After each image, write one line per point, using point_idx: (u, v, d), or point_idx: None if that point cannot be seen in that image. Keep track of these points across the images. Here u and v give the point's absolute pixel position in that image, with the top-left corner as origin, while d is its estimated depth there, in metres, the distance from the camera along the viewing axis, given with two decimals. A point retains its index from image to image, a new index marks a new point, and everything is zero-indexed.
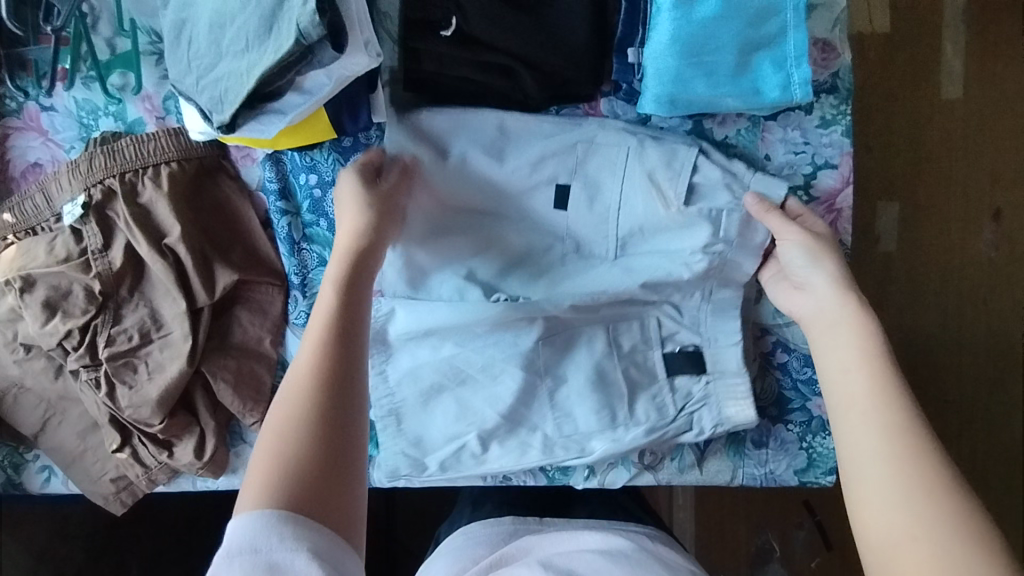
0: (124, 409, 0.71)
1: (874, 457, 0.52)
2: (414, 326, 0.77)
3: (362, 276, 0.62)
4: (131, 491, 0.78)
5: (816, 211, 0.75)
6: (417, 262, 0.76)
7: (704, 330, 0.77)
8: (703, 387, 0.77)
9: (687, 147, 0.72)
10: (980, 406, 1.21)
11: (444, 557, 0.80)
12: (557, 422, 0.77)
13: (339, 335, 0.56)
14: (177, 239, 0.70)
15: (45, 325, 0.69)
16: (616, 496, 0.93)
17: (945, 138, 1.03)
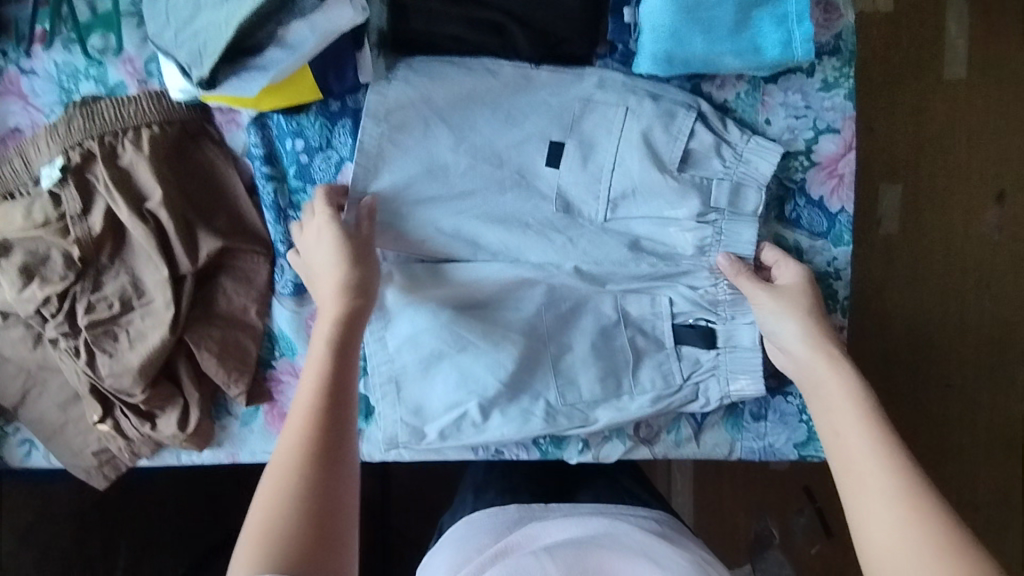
0: (105, 378, 0.69)
1: (888, 524, 0.52)
2: (415, 289, 0.75)
3: (351, 335, 0.60)
4: (114, 465, 0.77)
5: (816, 177, 0.72)
6: (405, 226, 0.74)
7: (722, 309, 0.74)
8: (712, 359, 0.75)
9: (686, 110, 0.69)
10: (983, 394, 1.18)
11: (447, 552, 0.78)
12: (559, 390, 0.76)
13: (330, 403, 0.55)
14: (159, 204, 0.68)
15: (22, 290, 0.67)
16: (618, 481, 0.91)
17: (952, 116, 1.08)
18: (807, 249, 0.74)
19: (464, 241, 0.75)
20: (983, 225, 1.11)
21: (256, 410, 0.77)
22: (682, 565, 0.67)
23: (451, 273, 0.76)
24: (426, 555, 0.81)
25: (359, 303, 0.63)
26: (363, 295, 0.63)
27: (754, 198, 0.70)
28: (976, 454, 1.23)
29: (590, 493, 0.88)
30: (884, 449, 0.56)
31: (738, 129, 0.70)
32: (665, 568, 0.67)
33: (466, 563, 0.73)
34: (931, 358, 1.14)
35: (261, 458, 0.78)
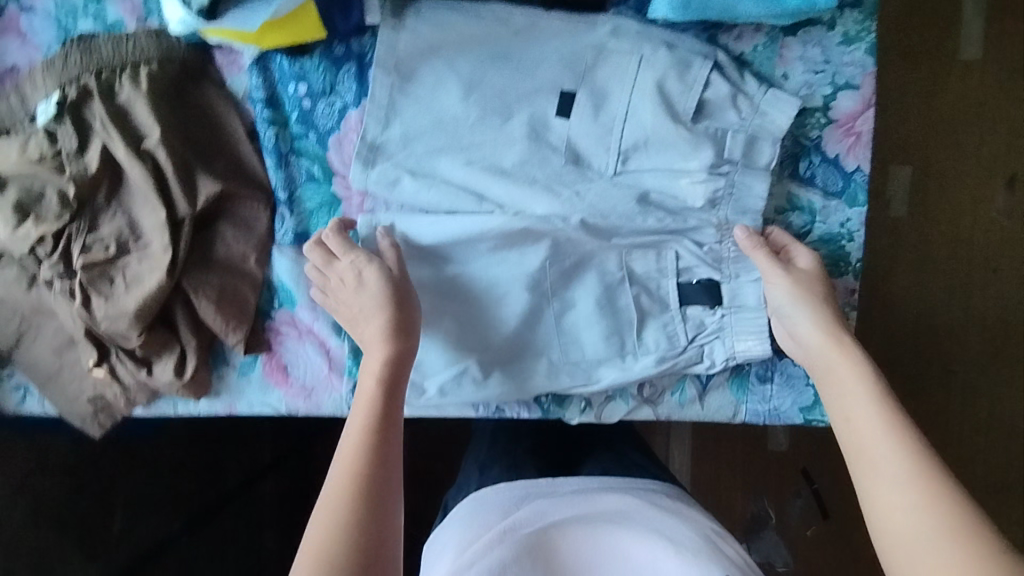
0: (100, 322, 0.68)
1: (905, 513, 0.52)
2: (415, 242, 0.73)
3: (400, 378, 0.62)
4: (110, 413, 0.75)
5: (832, 135, 0.70)
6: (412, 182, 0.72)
7: (726, 266, 0.73)
8: (716, 320, 0.73)
9: (703, 60, 0.68)
10: (978, 371, 1.22)
11: (455, 532, 0.74)
12: (563, 348, 0.75)
13: (377, 447, 0.57)
14: (157, 143, 0.66)
15: (17, 229, 0.65)
16: (625, 454, 0.89)
17: (962, 102, 1.15)
18: (819, 210, 0.72)
19: (469, 195, 0.73)
20: (993, 210, 1.16)
21: (254, 360, 0.76)
22: (695, 540, 0.66)
23: (450, 230, 0.72)
24: (429, 538, 0.78)
25: (407, 343, 0.64)
26: (408, 331, 0.65)
27: (768, 151, 0.69)
28: (970, 434, 1.24)
29: (595, 464, 0.87)
30: (897, 433, 0.55)
31: (755, 81, 0.69)
32: (678, 544, 0.66)
33: (474, 540, 0.70)
34: (931, 335, 1.20)
35: (258, 410, 0.77)
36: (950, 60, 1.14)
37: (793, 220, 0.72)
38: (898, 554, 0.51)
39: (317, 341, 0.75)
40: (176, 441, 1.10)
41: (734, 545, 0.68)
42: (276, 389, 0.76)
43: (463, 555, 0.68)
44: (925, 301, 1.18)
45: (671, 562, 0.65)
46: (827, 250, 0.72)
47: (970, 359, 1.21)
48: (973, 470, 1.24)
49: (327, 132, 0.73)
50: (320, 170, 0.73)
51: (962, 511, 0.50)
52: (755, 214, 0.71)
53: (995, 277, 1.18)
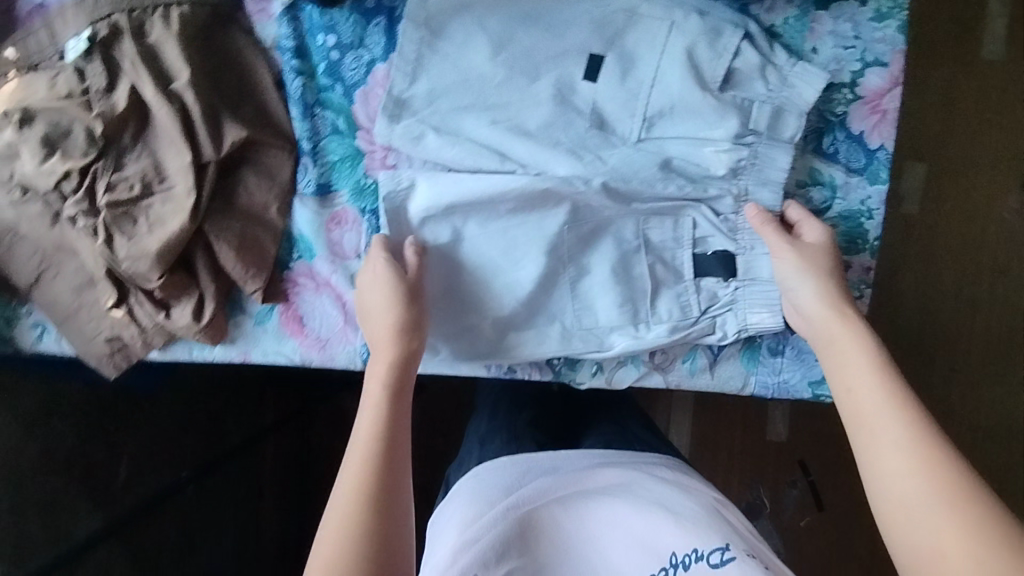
0: (122, 261, 0.68)
1: (902, 478, 0.52)
2: (435, 200, 0.72)
3: (405, 380, 0.64)
4: (126, 355, 0.76)
5: (858, 112, 0.70)
6: (435, 137, 0.72)
7: (741, 237, 0.73)
8: (730, 292, 0.74)
9: (733, 29, 0.68)
10: (982, 370, 1.22)
11: (458, 506, 0.71)
12: (577, 313, 0.75)
13: (386, 447, 0.59)
14: (186, 85, 0.67)
15: (43, 163, 0.65)
16: (627, 428, 0.90)
17: (983, 100, 1.16)
18: (841, 185, 0.72)
19: (491, 154, 0.72)
20: (1005, 211, 1.18)
21: (270, 310, 0.77)
22: (695, 509, 0.64)
23: (470, 190, 0.71)
24: (432, 517, 0.74)
25: (413, 343, 0.67)
26: (416, 330, 0.67)
27: (793, 124, 0.69)
28: (971, 433, 1.24)
29: (598, 437, 0.87)
30: (896, 400, 0.56)
31: (785, 53, 0.69)
32: (678, 514, 0.64)
33: (479, 518, 0.66)
34: (935, 331, 1.21)
35: (272, 359, 0.77)
36: (971, 58, 1.16)
37: (814, 195, 0.72)
38: (895, 520, 0.51)
39: (334, 294, 0.76)
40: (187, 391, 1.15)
41: (738, 517, 0.67)
42: (291, 339, 0.77)
43: (466, 532, 0.64)
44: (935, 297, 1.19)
45: (672, 536, 0.62)
46: (846, 227, 0.72)
47: (975, 358, 1.22)
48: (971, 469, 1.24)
49: (354, 85, 0.73)
50: (344, 123, 0.74)
51: (960, 479, 0.50)
52: (776, 186, 0.71)
53: (1003, 278, 1.20)
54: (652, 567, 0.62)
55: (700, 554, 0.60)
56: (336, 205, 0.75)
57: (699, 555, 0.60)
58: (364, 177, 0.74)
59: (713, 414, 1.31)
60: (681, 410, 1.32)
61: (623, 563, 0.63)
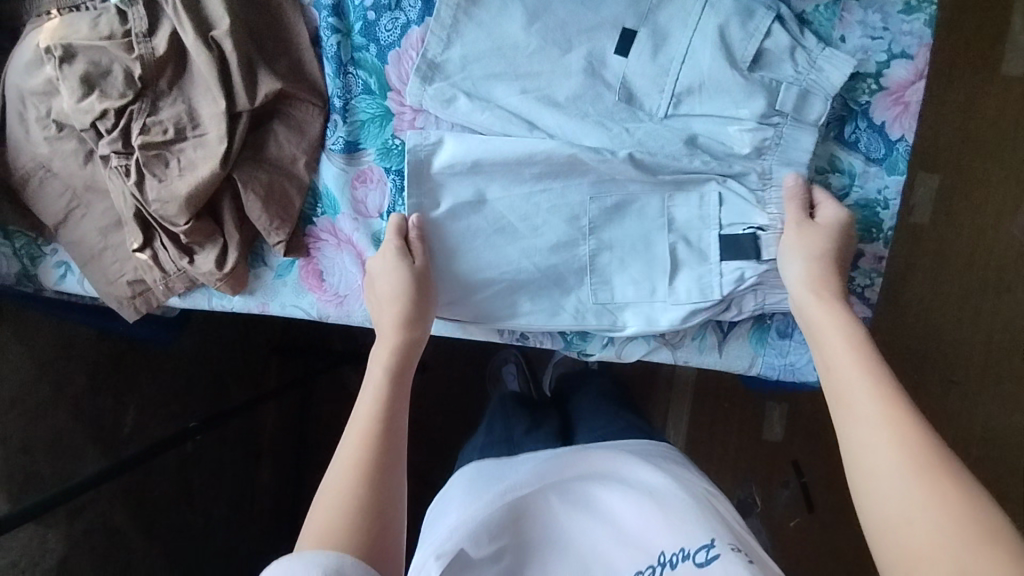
0: (152, 203, 0.69)
1: (881, 449, 0.52)
2: (461, 157, 0.73)
3: (406, 369, 0.67)
4: (146, 299, 0.77)
5: (881, 103, 0.71)
6: (464, 99, 0.73)
7: (771, 210, 0.71)
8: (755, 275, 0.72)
9: (766, 10, 0.69)
10: (980, 383, 1.23)
11: (458, 496, 0.69)
12: (593, 289, 0.76)
13: (384, 428, 0.61)
14: (224, 33, 0.67)
15: (81, 101, 0.67)
16: (620, 417, 0.87)
17: (999, 114, 1.17)
18: (860, 173, 0.73)
19: (520, 122, 0.73)
20: (1014, 227, 1.19)
21: (291, 264, 0.78)
22: (684, 500, 0.62)
23: (497, 154, 0.72)
24: (431, 505, 0.74)
25: (415, 334, 0.69)
26: (421, 321, 0.70)
27: (819, 106, 0.69)
28: (963, 444, 1.25)
29: (594, 430, 0.86)
30: (874, 375, 0.57)
31: (815, 38, 0.70)
32: (665, 506, 0.62)
33: (475, 501, 0.66)
34: (935, 339, 1.22)
35: (290, 312, 0.79)
36: (989, 71, 1.17)
37: (832, 181, 0.73)
38: (866, 487, 0.52)
39: (354, 252, 0.77)
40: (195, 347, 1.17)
41: (728, 509, 0.64)
42: (310, 294, 0.78)
43: (464, 512, 0.64)
44: (937, 305, 1.21)
45: (664, 535, 0.61)
46: (862, 215, 0.73)
47: (974, 369, 1.23)
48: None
49: (388, 46, 0.74)
50: (376, 84, 0.75)
51: (929, 447, 0.51)
52: (800, 166, 0.71)
53: (1008, 293, 1.20)
54: (642, 563, 0.61)
55: (687, 553, 0.58)
56: (362, 163, 0.76)
57: (685, 555, 0.59)
58: (392, 137, 0.76)
59: (710, 408, 1.33)
60: (678, 402, 1.34)
61: (614, 556, 0.63)
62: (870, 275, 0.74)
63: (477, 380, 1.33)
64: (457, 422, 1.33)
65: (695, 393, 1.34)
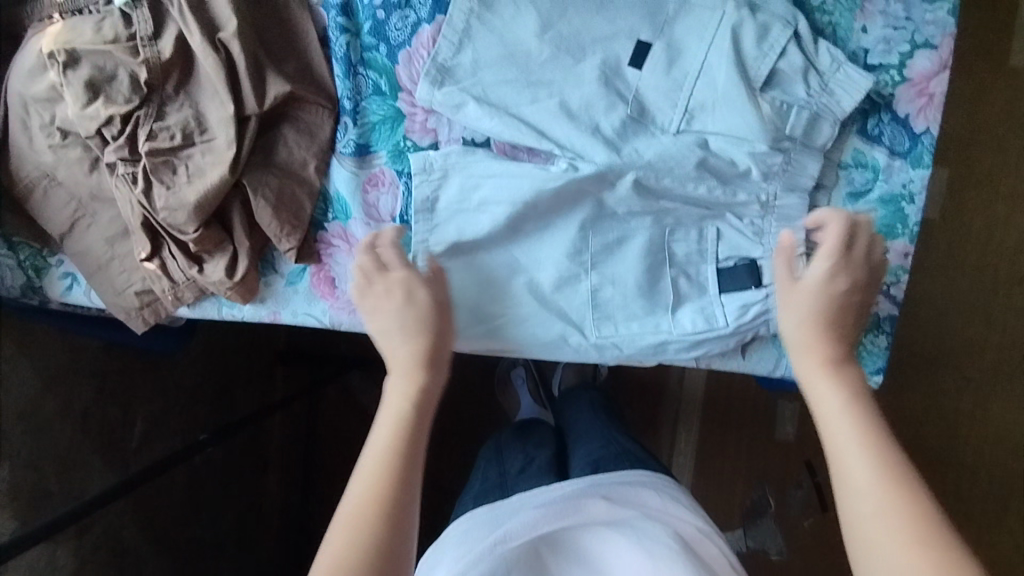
0: (160, 211, 0.68)
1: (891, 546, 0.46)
2: (469, 192, 0.72)
3: (419, 432, 0.58)
4: (155, 310, 0.76)
5: (904, 95, 0.70)
6: (473, 109, 0.70)
7: (766, 241, 0.72)
8: (761, 302, 0.71)
9: (783, 27, 0.68)
10: (995, 380, 1.21)
11: (452, 548, 0.66)
12: (596, 323, 0.74)
13: (392, 503, 0.54)
14: (232, 35, 0.66)
15: (86, 107, 0.65)
16: (617, 441, 0.83)
17: (1011, 106, 1.15)
18: (883, 169, 0.71)
19: (532, 131, 0.70)
20: None
21: (302, 270, 0.77)
22: (673, 556, 0.59)
23: (495, 189, 0.71)
24: (425, 554, 0.70)
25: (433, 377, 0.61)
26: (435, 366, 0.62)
27: (827, 132, 0.69)
28: (978, 441, 1.22)
29: (585, 458, 0.81)
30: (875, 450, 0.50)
31: (830, 57, 0.68)
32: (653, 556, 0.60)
33: (464, 555, 0.63)
34: (947, 335, 1.21)
35: (302, 320, 0.77)
36: (998, 63, 1.15)
37: (855, 177, 0.72)
38: None
39: None
40: (202, 355, 1.16)
41: (719, 547, 0.64)
42: (322, 301, 0.76)
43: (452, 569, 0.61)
44: (947, 300, 1.19)
45: None
46: (886, 211, 0.72)
47: (989, 365, 1.20)
48: (975, 479, 1.22)
49: (398, 46, 0.72)
50: (386, 85, 0.73)
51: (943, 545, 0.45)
52: (803, 192, 0.71)
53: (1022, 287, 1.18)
54: None
55: None
56: (374, 165, 0.75)
57: None
58: (404, 139, 0.74)
59: (720, 416, 1.31)
60: (688, 413, 1.32)
61: None
62: (892, 273, 0.72)
63: (484, 391, 1.31)
64: (463, 433, 1.31)
65: (704, 400, 1.32)
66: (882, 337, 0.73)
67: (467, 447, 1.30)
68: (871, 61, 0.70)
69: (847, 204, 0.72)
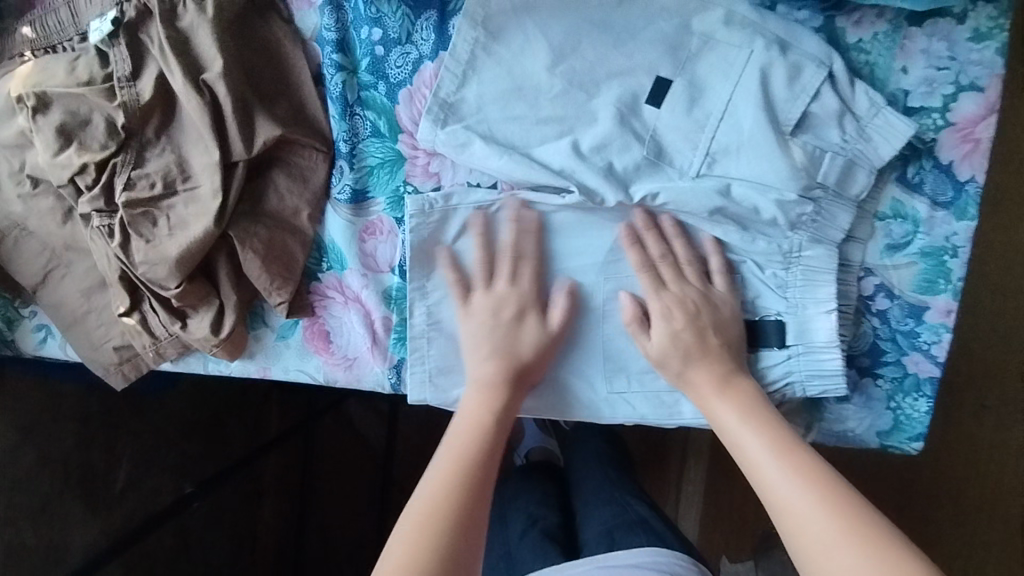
0: (139, 266, 0.62)
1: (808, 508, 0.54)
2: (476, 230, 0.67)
3: (498, 425, 0.63)
4: (135, 365, 0.70)
5: (947, 141, 0.64)
6: (474, 151, 0.65)
7: (791, 294, 0.66)
8: (783, 362, 0.67)
9: (816, 67, 0.62)
10: None
11: None
12: (608, 377, 0.69)
13: (469, 478, 0.59)
14: (217, 76, 0.60)
15: (58, 154, 0.60)
16: (632, 507, 0.78)
17: None
18: (924, 220, 0.66)
19: (543, 172, 0.64)
20: None
21: (295, 324, 0.72)
22: None
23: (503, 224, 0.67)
24: None
25: (522, 378, 0.65)
26: (519, 386, 0.65)
27: (863, 180, 0.63)
28: None
29: (600, 528, 0.76)
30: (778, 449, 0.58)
31: (868, 100, 0.62)
32: None
33: None
34: None
35: (294, 376, 0.73)
36: None
37: (893, 229, 0.66)
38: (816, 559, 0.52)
39: (363, 312, 0.70)
40: (191, 395, 1.09)
41: None
42: (315, 357, 0.72)
43: None
44: None
45: None
46: (926, 265, 0.66)
47: None
48: None
49: (398, 84, 0.66)
50: (386, 125, 0.68)
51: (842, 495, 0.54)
52: (831, 244, 0.65)
53: None
54: None
55: None
56: (370, 213, 0.69)
57: None
58: (403, 184, 0.68)
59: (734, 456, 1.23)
60: (696, 450, 1.24)
61: None
62: (932, 331, 0.67)
63: None
64: None
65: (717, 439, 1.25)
66: (922, 401, 0.68)
67: None
68: (911, 104, 0.64)
69: (884, 257, 0.67)
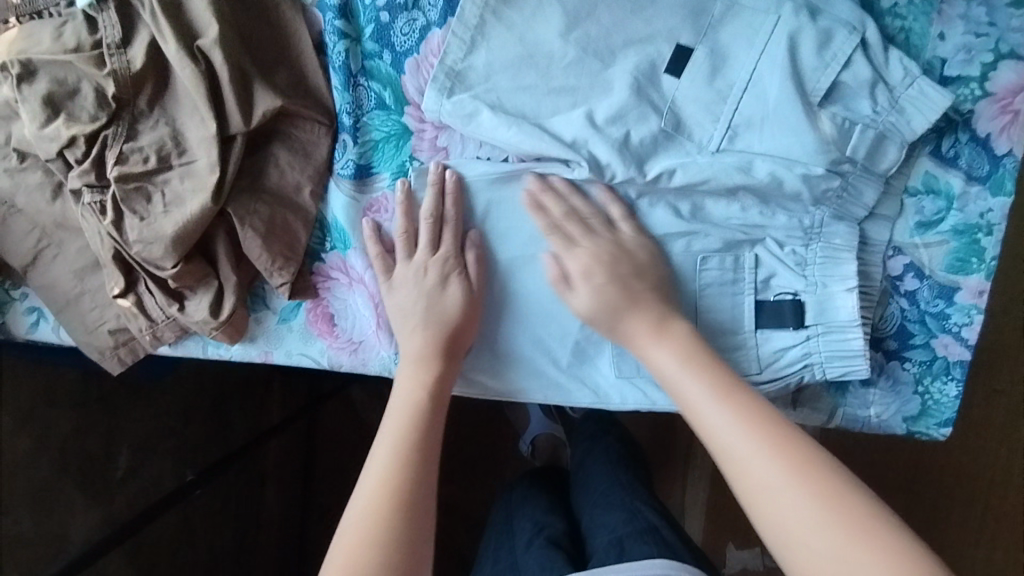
0: (132, 244, 0.59)
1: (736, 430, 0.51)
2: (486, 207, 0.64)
3: (437, 407, 0.60)
4: (131, 348, 0.68)
5: (985, 112, 0.60)
6: (479, 121, 0.61)
7: (810, 272, 0.63)
8: (802, 344, 0.63)
9: (848, 34, 0.58)
10: None
11: None
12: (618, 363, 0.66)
13: (417, 464, 0.56)
14: (213, 43, 0.57)
15: (45, 126, 0.57)
16: (641, 514, 0.75)
17: None
18: (958, 196, 0.63)
19: (555, 145, 0.61)
20: None
21: (297, 306, 0.69)
22: None
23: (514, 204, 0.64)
24: None
25: (451, 355, 0.62)
26: (452, 357, 0.62)
27: (893, 153, 0.60)
28: None
29: (608, 536, 0.73)
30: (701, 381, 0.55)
31: (902, 69, 0.59)
32: None
33: None
34: None
35: (297, 361, 0.70)
36: None
37: (925, 206, 0.63)
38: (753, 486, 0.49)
39: (366, 292, 0.67)
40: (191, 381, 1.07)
41: None
42: (318, 340, 0.69)
43: None
44: None
45: None
46: (959, 243, 0.63)
47: None
48: None
49: (404, 53, 0.63)
50: (391, 98, 0.64)
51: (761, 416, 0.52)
52: (853, 221, 0.62)
53: None
54: None
55: None
56: (375, 190, 0.66)
57: None
58: (409, 159, 0.65)
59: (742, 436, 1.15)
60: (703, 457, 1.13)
61: None
62: (963, 313, 0.64)
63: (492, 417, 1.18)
64: (466, 463, 1.19)
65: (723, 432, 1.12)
66: (952, 386, 0.65)
67: (466, 480, 1.18)
68: (947, 74, 0.61)
69: (914, 235, 0.64)
